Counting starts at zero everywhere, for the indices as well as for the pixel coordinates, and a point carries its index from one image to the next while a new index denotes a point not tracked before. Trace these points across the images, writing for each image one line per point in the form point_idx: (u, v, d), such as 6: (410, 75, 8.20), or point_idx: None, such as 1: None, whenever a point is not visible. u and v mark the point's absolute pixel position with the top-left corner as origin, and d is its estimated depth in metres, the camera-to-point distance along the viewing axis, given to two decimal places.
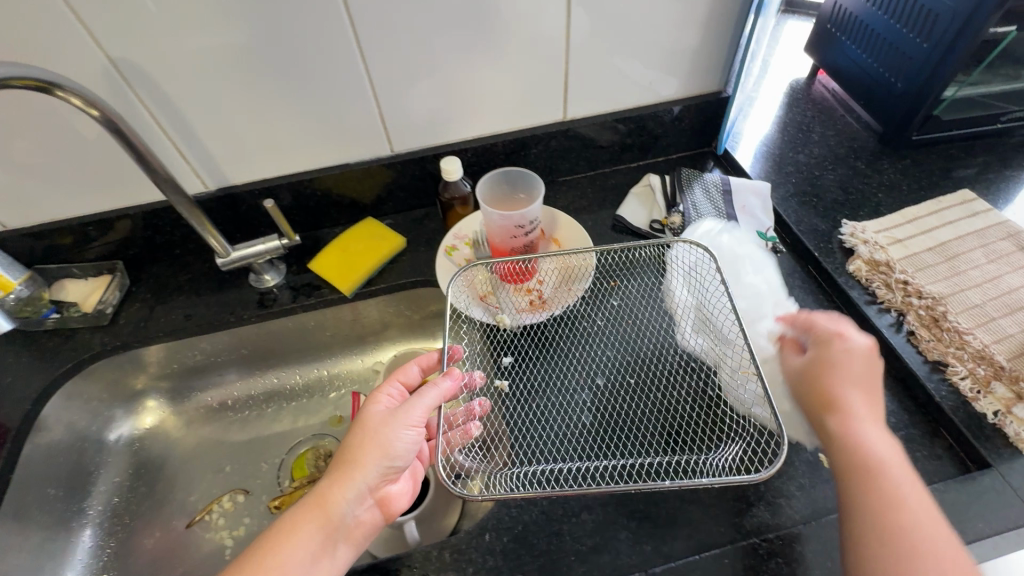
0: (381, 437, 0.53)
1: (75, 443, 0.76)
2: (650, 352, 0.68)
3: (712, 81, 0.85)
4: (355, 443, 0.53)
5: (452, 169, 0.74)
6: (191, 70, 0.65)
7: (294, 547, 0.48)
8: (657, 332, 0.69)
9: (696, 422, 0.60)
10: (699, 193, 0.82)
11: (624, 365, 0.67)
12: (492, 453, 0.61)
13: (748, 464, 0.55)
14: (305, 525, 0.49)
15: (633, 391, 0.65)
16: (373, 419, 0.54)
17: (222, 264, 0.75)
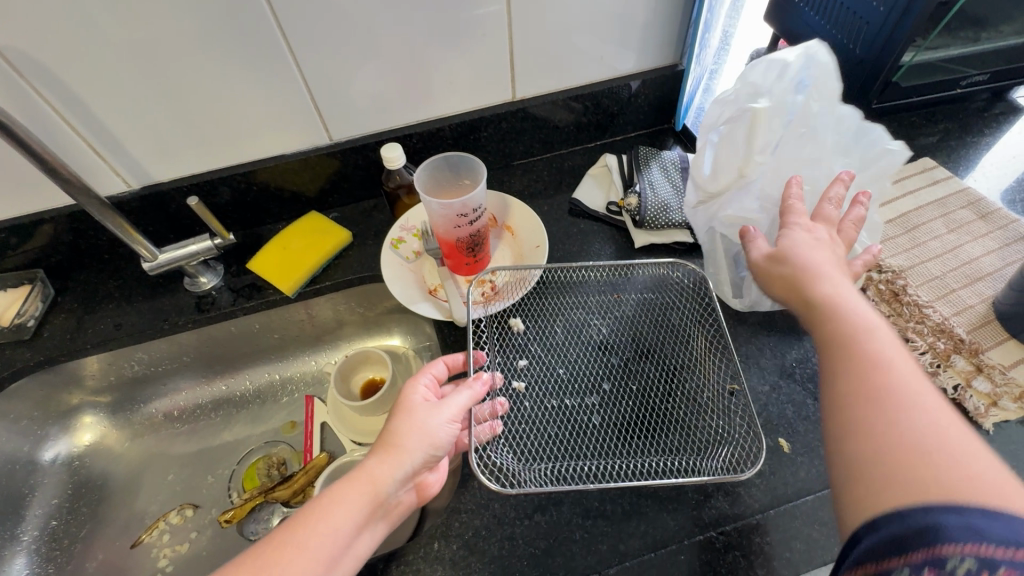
0: (429, 419, 0.48)
1: (3, 466, 0.71)
2: (652, 348, 0.64)
3: (668, 54, 0.82)
4: (401, 423, 0.47)
5: (394, 157, 0.70)
6: (92, 59, 0.59)
7: (328, 525, 0.41)
8: (653, 330, 0.66)
9: (698, 421, 0.57)
10: (656, 172, 0.79)
11: (631, 368, 0.62)
12: (514, 443, 0.56)
13: (735, 466, 0.53)
14: (340, 503, 0.43)
15: (641, 386, 0.61)
16: (419, 402, 0.49)
17: (149, 267, 0.70)
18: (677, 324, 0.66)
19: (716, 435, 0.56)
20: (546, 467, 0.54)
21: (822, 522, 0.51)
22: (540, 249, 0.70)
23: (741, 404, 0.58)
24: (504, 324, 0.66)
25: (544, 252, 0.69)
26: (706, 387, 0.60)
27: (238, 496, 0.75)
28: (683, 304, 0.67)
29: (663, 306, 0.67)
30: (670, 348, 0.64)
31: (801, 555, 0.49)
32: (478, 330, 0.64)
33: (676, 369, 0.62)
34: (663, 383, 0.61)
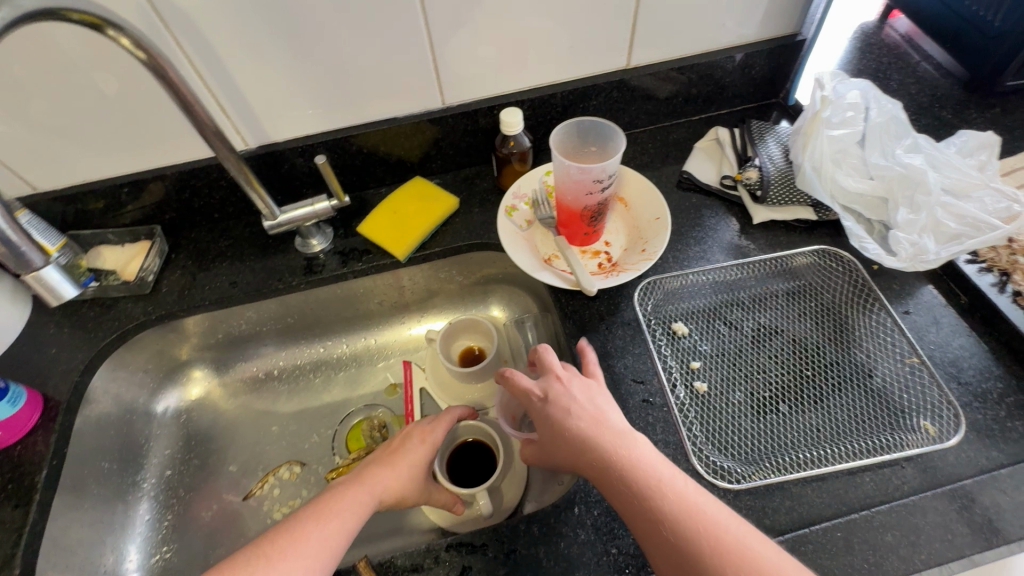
0: (420, 485, 0.57)
1: (124, 415, 0.73)
2: (814, 330, 0.62)
3: (788, 24, 0.78)
4: (408, 469, 0.57)
5: (513, 122, 0.69)
6: (232, 11, 0.59)
7: (341, 529, 0.50)
8: (813, 310, 0.64)
9: (887, 395, 0.56)
10: (773, 146, 0.76)
11: (803, 350, 0.61)
12: (714, 442, 0.55)
13: (937, 433, 0.53)
14: (350, 511, 0.52)
15: (813, 369, 0.59)
16: (424, 461, 0.58)
17: (269, 226, 0.70)
18: (836, 302, 0.64)
19: (907, 406, 0.55)
20: (762, 459, 0.53)
21: (978, 508, 0.50)
22: (660, 220, 0.68)
23: (928, 378, 0.57)
24: (667, 330, 0.63)
25: (666, 223, 0.67)
26: (883, 364, 0.58)
27: (342, 456, 0.76)
28: (835, 283, 0.65)
29: (816, 285, 0.65)
30: (836, 327, 0.62)
31: (961, 538, 0.48)
32: (651, 336, 0.62)
33: (848, 346, 0.60)
34: (840, 362, 0.59)
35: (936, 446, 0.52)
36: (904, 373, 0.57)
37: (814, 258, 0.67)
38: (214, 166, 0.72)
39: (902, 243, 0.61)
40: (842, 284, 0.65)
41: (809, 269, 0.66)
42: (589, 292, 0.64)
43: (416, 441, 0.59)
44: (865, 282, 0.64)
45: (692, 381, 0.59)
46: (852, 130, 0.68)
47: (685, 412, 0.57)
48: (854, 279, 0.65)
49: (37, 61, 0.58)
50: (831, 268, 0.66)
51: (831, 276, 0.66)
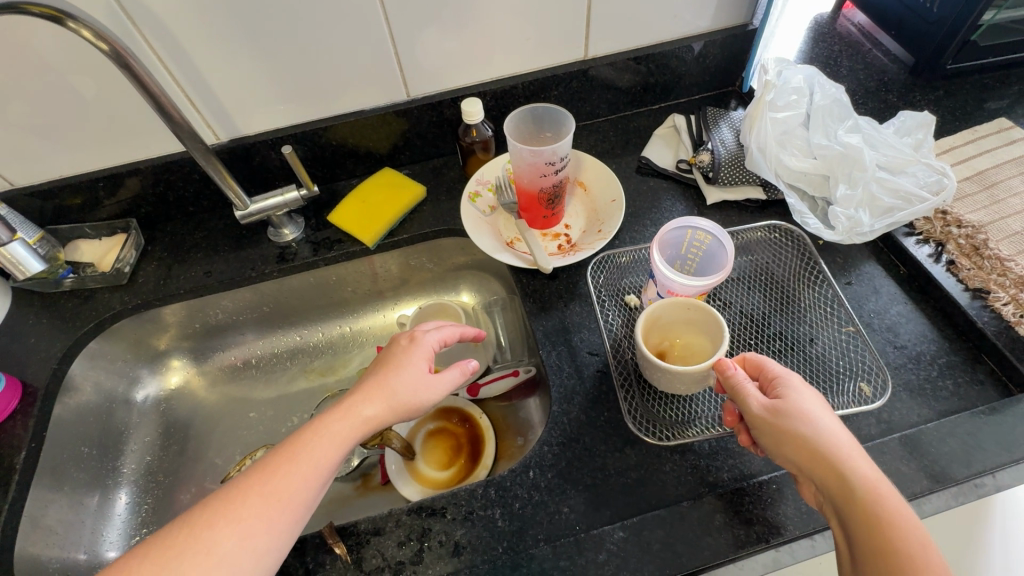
0: (418, 384, 0.52)
1: (104, 402, 0.75)
2: (763, 304, 0.65)
3: (738, 14, 0.82)
4: (396, 374, 0.52)
5: (473, 111, 0.71)
6: (196, 8, 0.61)
7: (323, 456, 0.46)
8: (767, 285, 0.66)
9: (820, 364, 0.59)
10: (726, 130, 0.79)
11: (750, 321, 0.64)
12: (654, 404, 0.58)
13: (862, 399, 0.55)
14: (326, 440, 0.47)
15: (757, 339, 0.62)
16: (416, 359, 0.53)
17: (240, 216, 0.72)
18: (787, 277, 0.66)
19: (837, 373, 0.58)
20: (692, 420, 0.57)
21: (907, 459, 0.53)
22: (616, 203, 0.71)
23: (862, 347, 0.59)
24: (621, 301, 0.66)
25: (621, 205, 0.70)
26: (823, 336, 0.61)
27: None
28: (785, 259, 0.67)
29: (769, 260, 0.68)
30: (783, 300, 0.65)
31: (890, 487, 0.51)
32: (602, 307, 0.65)
33: (791, 317, 0.63)
34: (781, 329, 0.62)
35: (858, 408, 0.55)
36: (839, 343, 0.60)
37: (772, 236, 0.68)
38: (186, 159, 0.75)
39: (839, 217, 0.64)
40: (795, 260, 0.67)
41: (764, 244, 0.68)
42: (545, 270, 0.66)
43: (405, 345, 0.55)
44: (815, 261, 0.66)
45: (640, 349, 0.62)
46: (797, 112, 0.71)
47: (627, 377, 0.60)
48: (805, 258, 0.67)
49: (8, 59, 0.60)
50: (784, 245, 0.68)
51: (783, 253, 0.67)
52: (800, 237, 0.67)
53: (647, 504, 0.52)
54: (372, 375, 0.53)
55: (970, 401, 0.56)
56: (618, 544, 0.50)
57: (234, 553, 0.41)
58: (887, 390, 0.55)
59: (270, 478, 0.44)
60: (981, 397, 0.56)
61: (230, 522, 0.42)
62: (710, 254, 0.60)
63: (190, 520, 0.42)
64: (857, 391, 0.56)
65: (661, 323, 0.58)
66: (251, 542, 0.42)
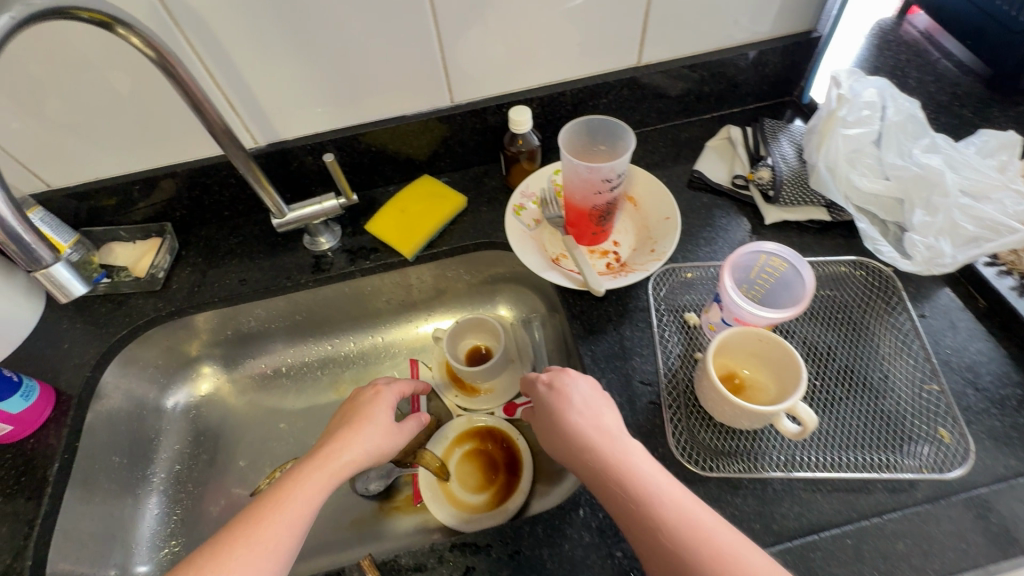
0: (385, 433, 0.57)
1: (135, 409, 0.74)
2: (839, 342, 0.59)
3: (802, 20, 0.77)
4: (367, 423, 0.57)
5: (522, 120, 0.68)
6: (241, 10, 0.59)
7: (305, 505, 0.48)
8: (846, 322, 0.60)
9: (896, 419, 0.54)
10: (786, 145, 0.75)
11: (821, 360, 0.59)
12: (705, 435, 0.54)
13: (937, 467, 0.50)
14: (309, 487, 0.49)
15: (828, 380, 0.57)
16: (381, 409, 0.59)
17: (277, 224, 0.70)
18: (866, 316, 0.60)
19: (909, 432, 0.53)
20: (738, 453, 0.53)
21: (995, 516, 0.48)
22: (671, 220, 0.67)
23: (944, 408, 0.54)
24: (679, 319, 0.63)
25: (677, 223, 0.66)
26: (902, 388, 0.56)
27: None
28: (867, 299, 0.61)
29: (853, 296, 0.62)
30: (860, 340, 0.59)
31: (977, 548, 0.47)
32: (658, 327, 0.62)
33: (869, 361, 0.58)
34: (850, 370, 0.58)
35: (926, 474, 0.50)
36: (919, 400, 0.54)
37: (858, 272, 0.63)
38: (223, 164, 0.72)
39: (916, 247, 0.60)
40: (882, 302, 0.61)
41: (848, 277, 0.63)
42: (597, 292, 0.63)
43: (370, 396, 0.61)
44: (904, 307, 0.60)
45: (693, 369, 0.59)
46: (869, 129, 0.66)
47: (681, 404, 0.56)
48: (893, 302, 0.61)
49: (49, 60, 0.58)
50: (869, 283, 0.62)
51: (868, 292, 0.62)
52: (887, 277, 0.62)
53: None
54: (342, 425, 0.57)
55: None
56: None
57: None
58: (966, 462, 0.50)
59: (256, 528, 0.45)
60: None
61: None
62: (785, 283, 0.55)
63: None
64: (935, 454, 0.51)
65: (725, 349, 0.55)
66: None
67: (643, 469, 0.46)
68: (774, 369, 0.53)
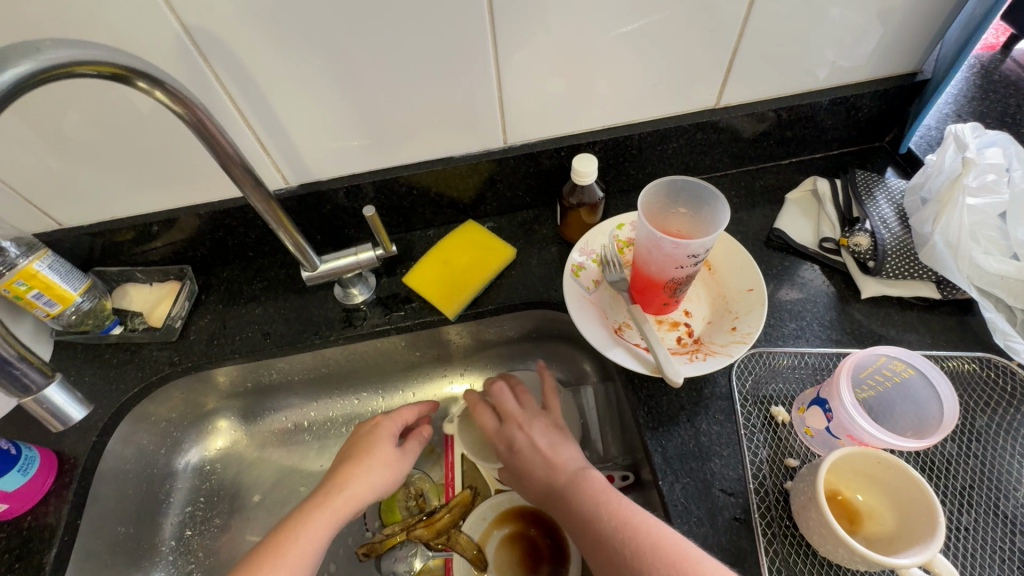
0: (388, 467, 0.56)
1: (144, 470, 0.67)
2: (960, 458, 0.50)
3: (907, 61, 0.67)
4: (371, 455, 0.56)
5: (586, 171, 0.59)
6: (279, 46, 0.52)
7: (307, 549, 0.47)
8: (968, 433, 0.51)
9: None
10: (886, 204, 0.65)
11: (941, 478, 0.50)
12: (806, 572, 0.46)
13: None
14: (313, 530, 0.49)
15: (950, 507, 0.48)
16: (386, 439, 0.58)
17: (307, 277, 0.63)
18: (994, 427, 0.51)
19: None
20: None
21: None
22: (755, 293, 0.58)
23: None
24: (766, 415, 0.54)
25: (762, 297, 0.57)
26: None
27: (376, 528, 0.69)
28: (994, 405, 0.52)
29: (976, 400, 0.53)
30: (987, 455, 0.50)
31: None
32: (741, 424, 0.53)
33: (999, 485, 0.49)
34: (976, 495, 0.48)
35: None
36: None
37: (980, 371, 0.54)
38: (250, 205, 0.65)
39: None
40: (1012, 411, 0.52)
41: (968, 376, 0.54)
42: (673, 382, 0.53)
43: (372, 428, 0.59)
44: None
45: (786, 480, 0.50)
46: (997, 197, 0.57)
47: (774, 525, 0.48)
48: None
49: (63, 96, 0.51)
50: (996, 385, 0.53)
51: (994, 397, 0.53)
52: (1018, 379, 0.53)
53: None
54: (345, 458, 0.56)
55: None
56: None
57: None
58: None
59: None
60: None
61: None
62: (907, 392, 0.47)
63: None
64: None
65: (832, 466, 0.47)
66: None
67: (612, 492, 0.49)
68: (893, 498, 0.45)
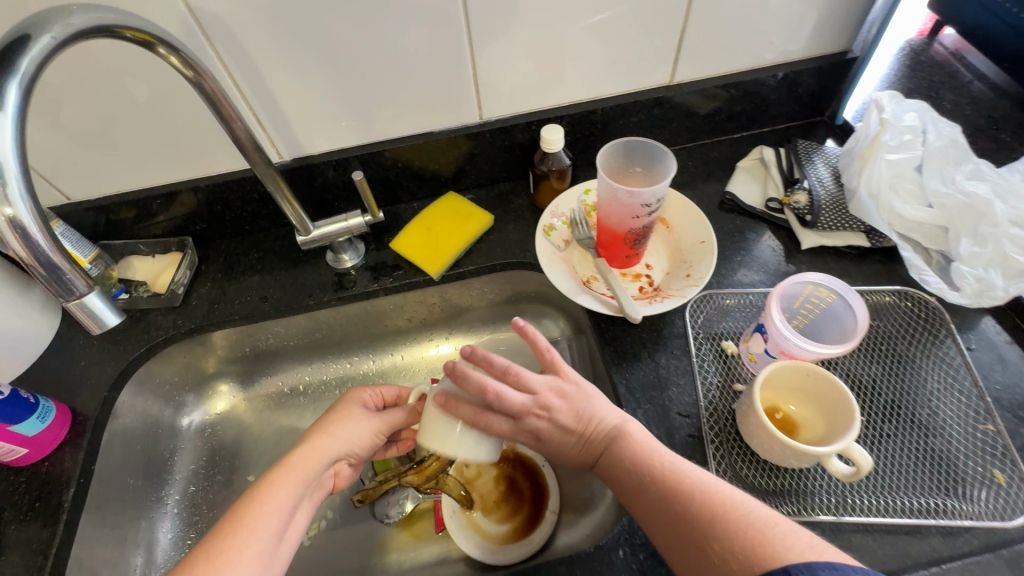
0: (354, 434, 0.56)
1: (150, 429, 0.72)
2: (885, 375, 0.57)
3: (839, 40, 0.75)
4: (338, 423, 0.56)
5: (554, 140, 0.66)
6: (273, 27, 0.57)
7: (274, 513, 0.47)
8: (892, 356, 0.58)
9: (949, 458, 0.51)
10: (822, 167, 0.73)
11: (866, 392, 0.57)
12: (749, 471, 0.52)
13: (996, 512, 0.48)
14: (279, 495, 0.49)
15: (875, 416, 0.55)
16: (355, 411, 0.58)
17: (301, 241, 0.68)
18: (913, 349, 0.59)
19: (965, 474, 0.50)
20: (783, 492, 0.51)
21: None
22: (707, 244, 0.65)
23: (998, 446, 0.51)
24: (717, 347, 0.61)
25: (712, 247, 0.64)
26: (953, 426, 0.53)
27: (370, 477, 0.74)
28: (913, 331, 0.60)
29: (898, 327, 0.60)
30: (906, 372, 0.57)
31: None
32: (695, 355, 0.60)
33: (917, 396, 0.56)
34: (896, 405, 0.55)
35: (986, 521, 0.47)
36: (973, 439, 0.52)
37: (899, 302, 0.61)
38: (247, 179, 0.71)
39: (965, 277, 0.58)
40: (930, 335, 0.59)
41: (892, 309, 0.61)
42: (633, 319, 0.61)
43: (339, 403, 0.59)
44: (953, 342, 0.58)
45: (733, 400, 0.57)
46: (912, 154, 0.65)
47: (721, 435, 0.55)
48: (942, 337, 0.59)
49: (77, 74, 0.57)
50: (915, 314, 0.61)
51: (913, 325, 0.60)
52: (931, 308, 0.60)
53: None
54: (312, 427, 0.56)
55: None
56: None
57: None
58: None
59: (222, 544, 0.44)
60: None
61: None
62: (831, 314, 0.54)
63: None
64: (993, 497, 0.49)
65: (769, 383, 0.53)
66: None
67: (657, 452, 0.48)
68: (823, 407, 0.51)
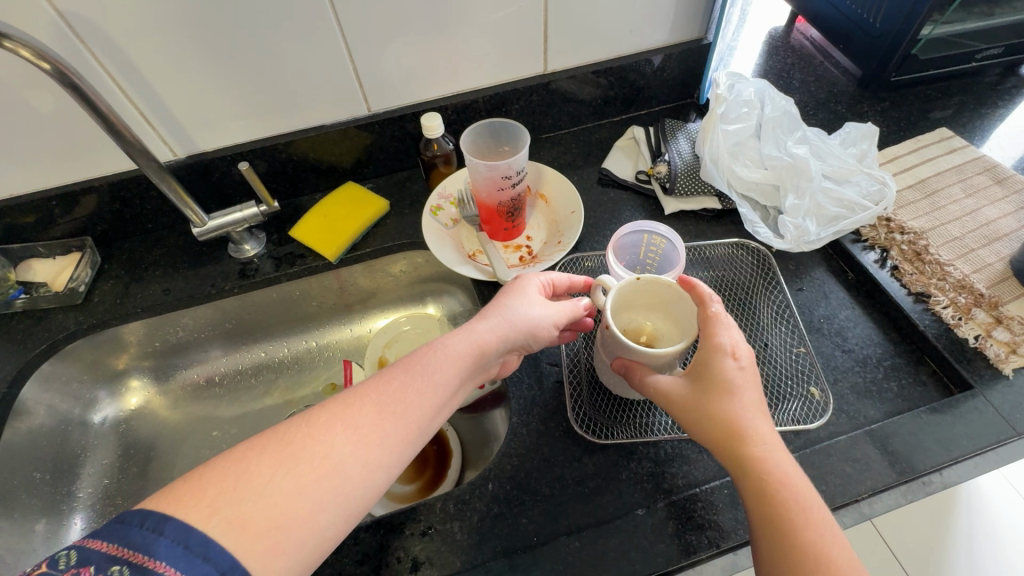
0: (540, 315, 0.53)
1: (58, 426, 0.73)
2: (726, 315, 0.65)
3: (693, 28, 0.84)
4: (516, 303, 0.53)
5: (434, 126, 0.72)
6: (147, 28, 0.61)
7: (431, 385, 0.45)
8: (733, 298, 0.66)
9: (772, 378, 0.59)
10: (683, 141, 0.81)
11: None
12: (603, 406, 0.60)
13: (803, 419, 0.56)
14: (442, 367, 0.46)
15: None
16: (534, 291, 0.55)
17: (198, 233, 0.71)
18: (752, 291, 0.67)
19: (786, 392, 0.58)
20: (631, 421, 0.58)
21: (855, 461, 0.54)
22: (575, 213, 0.72)
23: (811, 366, 0.60)
24: None
25: (580, 217, 0.71)
26: (779, 352, 0.62)
27: None
28: (751, 276, 0.68)
29: (739, 274, 0.68)
30: (745, 311, 0.65)
31: (835, 488, 0.52)
32: None
33: (752, 330, 0.64)
34: None
35: (797, 426, 0.55)
36: (793, 362, 0.61)
37: (738, 253, 0.70)
38: (141, 177, 0.74)
39: (787, 226, 0.67)
40: (766, 279, 0.68)
41: (734, 259, 0.70)
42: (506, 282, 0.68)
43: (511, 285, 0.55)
44: (783, 283, 0.67)
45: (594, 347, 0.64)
46: (747, 124, 0.74)
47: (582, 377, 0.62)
48: (775, 280, 0.67)
49: None
50: (753, 263, 0.69)
51: (751, 271, 0.69)
52: (765, 257, 0.69)
53: (604, 511, 0.53)
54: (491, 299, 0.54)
55: (914, 402, 0.58)
56: (573, 554, 0.50)
57: (349, 464, 0.39)
58: (825, 413, 0.56)
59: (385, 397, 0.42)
60: (924, 397, 0.58)
61: (335, 457, 0.38)
62: (666, 258, 0.64)
63: (303, 431, 0.39)
64: (803, 409, 0.57)
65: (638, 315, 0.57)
66: (369, 479, 0.39)
67: (791, 473, 0.42)
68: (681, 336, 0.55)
